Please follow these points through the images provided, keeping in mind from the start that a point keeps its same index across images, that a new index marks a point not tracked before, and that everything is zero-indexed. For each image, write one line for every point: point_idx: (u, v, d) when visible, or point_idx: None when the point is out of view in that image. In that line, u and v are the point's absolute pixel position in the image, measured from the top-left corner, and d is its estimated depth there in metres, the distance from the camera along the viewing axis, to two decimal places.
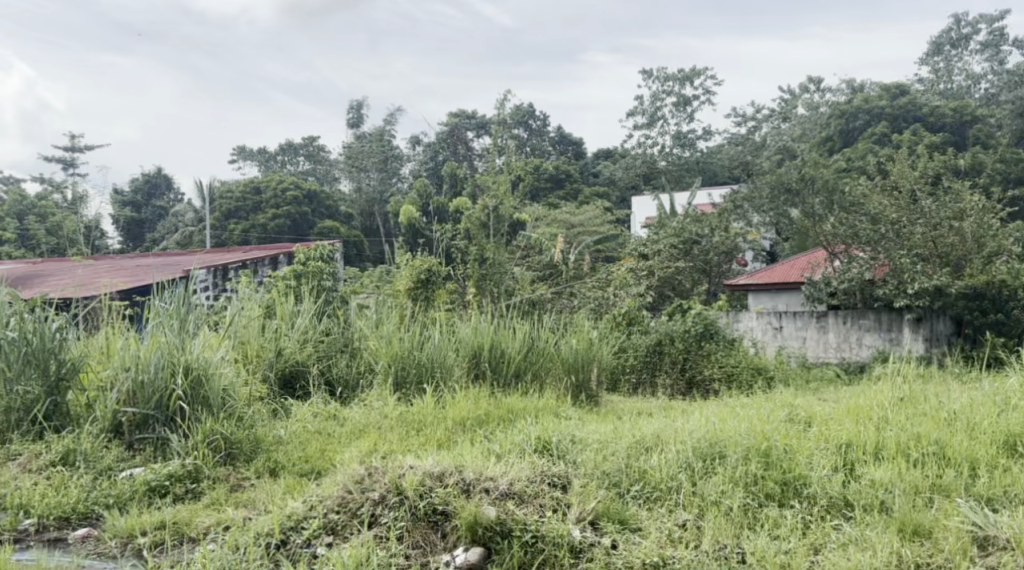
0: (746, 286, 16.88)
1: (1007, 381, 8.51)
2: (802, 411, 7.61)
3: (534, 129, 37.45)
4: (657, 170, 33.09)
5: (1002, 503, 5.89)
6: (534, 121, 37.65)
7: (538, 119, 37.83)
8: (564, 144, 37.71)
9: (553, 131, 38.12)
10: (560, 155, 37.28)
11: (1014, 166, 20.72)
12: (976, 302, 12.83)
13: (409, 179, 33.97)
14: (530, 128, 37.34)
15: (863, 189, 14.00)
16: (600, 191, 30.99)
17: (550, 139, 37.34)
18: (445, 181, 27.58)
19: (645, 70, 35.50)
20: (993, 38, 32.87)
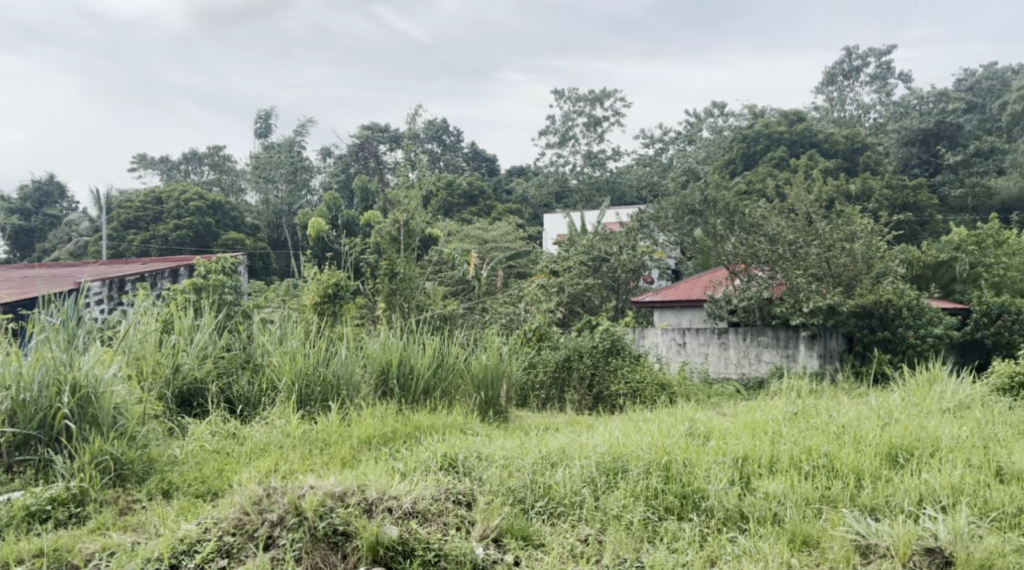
0: (652, 303, 17.11)
1: (892, 396, 8.90)
2: (702, 425, 7.82)
3: (447, 144, 37.51)
4: (569, 189, 33.67)
5: (884, 512, 6.15)
6: (448, 136, 37.77)
7: (452, 134, 37.96)
8: (478, 160, 37.85)
9: (466, 147, 38.19)
10: (472, 170, 37.40)
11: (900, 193, 21.72)
12: (865, 320, 13.34)
13: (318, 191, 33.70)
14: (444, 143, 37.46)
15: (762, 211, 14.38)
16: (512, 207, 31.17)
17: (463, 155, 37.44)
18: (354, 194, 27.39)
19: (556, 88, 35.92)
20: (881, 71, 34.32)
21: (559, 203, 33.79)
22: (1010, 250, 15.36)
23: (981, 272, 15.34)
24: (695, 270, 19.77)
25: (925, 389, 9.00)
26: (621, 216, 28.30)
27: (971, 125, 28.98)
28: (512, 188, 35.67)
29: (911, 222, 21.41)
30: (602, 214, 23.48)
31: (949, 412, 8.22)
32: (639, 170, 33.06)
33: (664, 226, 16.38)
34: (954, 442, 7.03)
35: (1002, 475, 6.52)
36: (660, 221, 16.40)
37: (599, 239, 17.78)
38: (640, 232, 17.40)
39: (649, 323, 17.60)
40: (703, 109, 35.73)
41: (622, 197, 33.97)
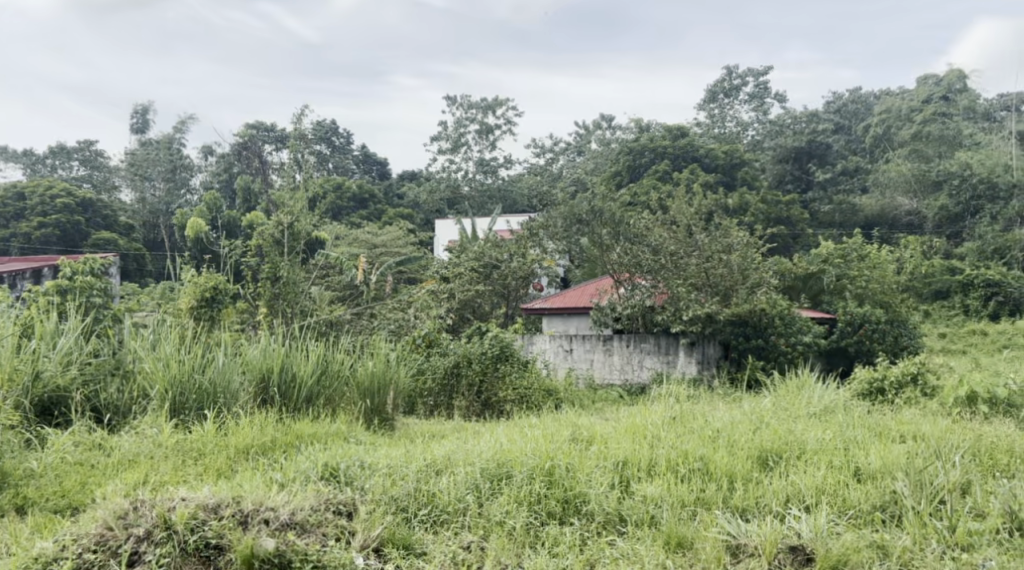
0: (540, 311, 17.19)
1: (765, 401, 9.24)
2: (585, 430, 7.93)
3: (336, 146, 36.99)
4: (461, 195, 33.56)
5: (754, 513, 6.36)
6: (337, 137, 37.26)
7: (341, 136, 37.46)
8: (369, 163, 37.58)
9: (356, 150, 37.77)
10: (363, 174, 37.10)
11: (775, 208, 22.60)
12: (740, 328, 13.84)
13: (199, 190, 32.80)
14: (333, 145, 36.93)
15: (645, 222, 14.70)
16: (404, 213, 30.95)
17: (353, 157, 37.03)
18: (237, 195, 26.73)
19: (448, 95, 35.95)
20: (758, 91, 35.60)
21: (449, 208, 33.74)
22: (873, 263, 16.14)
23: (846, 283, 16.10)
24: (582, 279, 19.95)
25: (795, 395, 9.37)
26: (511, 222, 28.43)
27: (840, 145, 30.43)
28: (402, 193, 35.45)
29: (785, 235, 22.31)
30: (494, 222, 23.24)
31: (816, 416, 8.59)
32: (530, 179, 33.35)
33: (555, 234, 16.88)
34: (819, 445, 7.33)
35: (860, 475, 6.82)
36: (551, 230, 16.86)
37: (489, 246, 17.43)
38: (529, 241, 17.65)
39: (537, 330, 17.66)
40: (592, 121, 36.34)
41: (512, 204, 34.17)
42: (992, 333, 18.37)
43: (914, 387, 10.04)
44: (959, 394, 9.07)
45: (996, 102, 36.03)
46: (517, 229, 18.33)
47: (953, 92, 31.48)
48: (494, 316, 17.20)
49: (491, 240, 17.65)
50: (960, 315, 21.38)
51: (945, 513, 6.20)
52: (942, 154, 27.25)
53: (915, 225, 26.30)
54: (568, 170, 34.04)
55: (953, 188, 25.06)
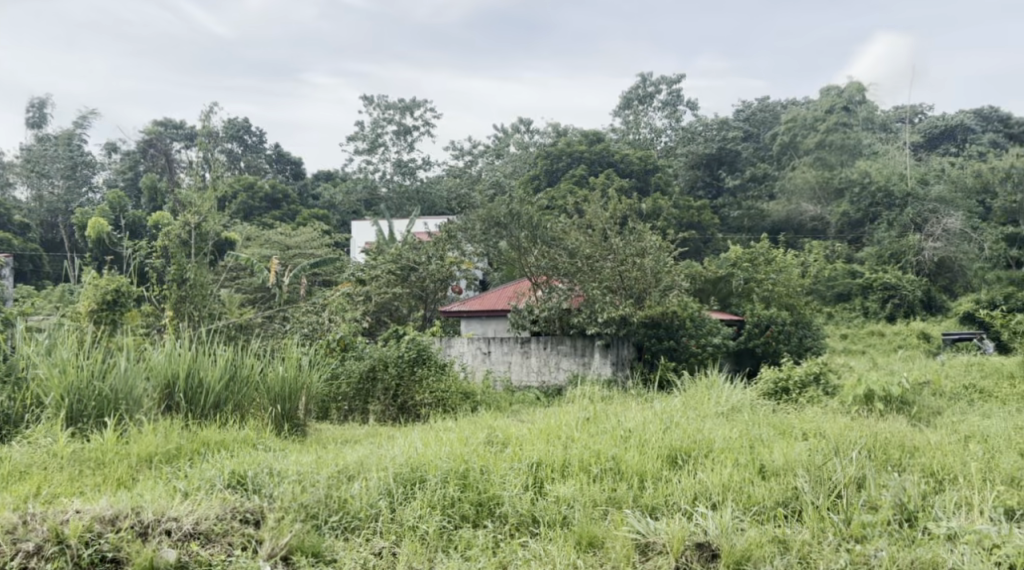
0: (458, 313, 17.03)
1: (675, 401, 9.40)
2: (500, 432, 7.94)
3: (248, 145, 36.18)
4: (379, 196, 33.60)
5: (662, 512, 6.48)
6: (249, 136, 36.30)
7: (254, 135, 36.50)
8: (281, 163, 36.79)
9: (269, 149, 37.01)
10: (276, 174, 36.52)
11: (686, 213, 23.07)
12: (653, 330, 13.99)
13: (101, 188, 32.09)
14: (245, 144, 36.08)
15: (562, 226, 14.77)
16: (318, 214, 30.56)
17: (266, 157, 36.38)
18: (142, 193, 25.99)
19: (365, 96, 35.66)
20: (672, 98, 36.21)
21: (365, 210, 33.46)
22: (779, 267, 16.57)
23: (753, 286, 16.51)
24: (500, 281, 19.85)
25: (703, 394, 9.55)
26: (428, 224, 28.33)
27: (748, 153, 31.20)
28: (318, 194, 35.04)
29: (696, 240, 22.93)
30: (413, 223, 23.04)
31: (723, 415, 8.79)
32: (448, 181, 33.28)
33: (472, 236, 16.13)
34: (725, 443, 7.50)
35: (765, 472, 6.99)
36: (468, 232, 16.14)
37: (406, 248, 17.25)
38: (447, 243, 17.04)
39: (454, 332, 17.57)
40: (510, 125, 36.45)
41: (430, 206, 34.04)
42: (889, 335, 19.05)
43: (816, 387, 10.38)
44: (857, 393, 9.39)
45: (893, 114, 37.52)
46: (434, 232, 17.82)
47: (854, 103, 32.65)
48: (412, 319, 17.18)
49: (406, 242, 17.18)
50: (860, 317, 22.08)
51: (842, 506, 6.40)
52: (843, 163, 28.81)
53: (819, 230, 27.07)
54: (485, 172, 34.08)
55: (854, 196, 26.24)
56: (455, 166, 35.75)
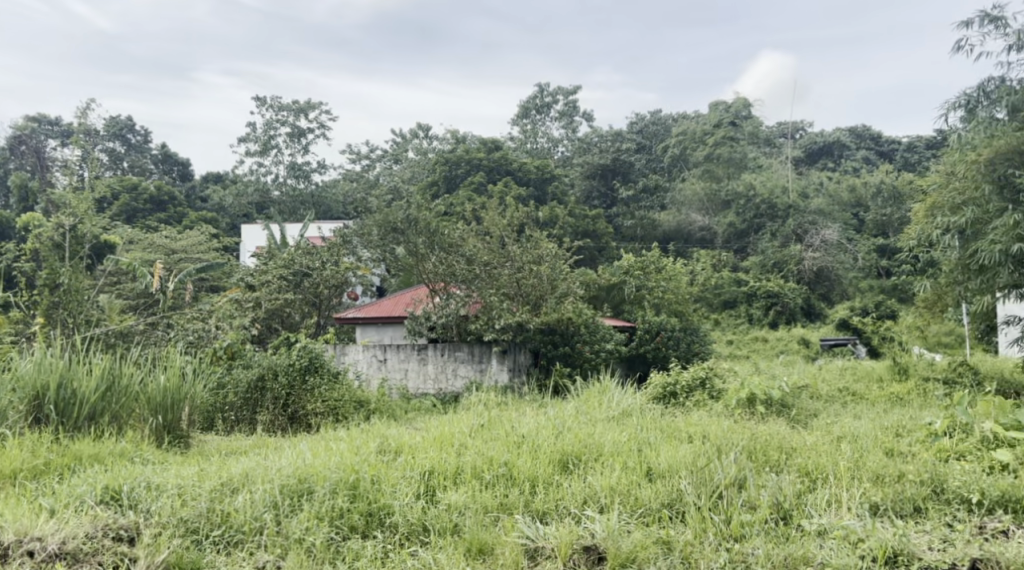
0: (354, 320, 16.85)
1: (566, 406, 9.55)
2: (392, 440, 7.92)
3: (132, 144, 35.29)
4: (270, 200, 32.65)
5: (553, 516, 6.61)
6: (134, 135, 35.45)
7: (139, 133, 35.64)
8: (169, 164, 35.81)
9: (155, 148, 36.03)
10: (162, 175, 35.50)
11: (580, 222, 23.45)
12: (549, 336, 14.07)
13: None
14: (128, 142, 35.14)
15: (460, 233, 14.65)
16: (207, 217, 29.79)
17: (151, 156, 35.39)
18: (14, 192, 24.79)
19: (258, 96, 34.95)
20: (568, 109, 36.73)
21: (257, 213, 32.69)
22: (667, 276, 17.30)
23: (644, 294, 16.96)
24: (395, 287, 19.63)
25: (595, 400, 9.72)
26: (322, 229, 27.94)
27: (641, 164, 31.82)
28: (207, 196, 34.15)
29: (591, 248, 23.34)
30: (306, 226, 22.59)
31: (612, 420, 8.99)
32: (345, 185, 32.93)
33: (368, 242, 15.53)
34: (615, 447, 7.67)
35: (652, 475, 7.19)
36: (364, 238, 15.50)
37: (299, 252, 16.56)
38: (343, 247, 16.51)
39: (348, 339, 17.26)
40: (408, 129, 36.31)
41: (325, 211, 33.65)
42: (771, 340, 19.76)
43: (702, 390, 10.74)
44: (740, 396, 9.74)
45: (775, 129, 39.09)
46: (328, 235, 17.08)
47: (740, 117, 33.76)
48: (304, 326, 16.67)
49: (297, 247, 16.63)
50: (745, 322, 22.76)
51: (723, 507, 6.62)
52: (730, 175, 29.78)
53: (707, 240, 27.74)
54: (383, 177, 33.86)
55: (740, 207, 27.35)
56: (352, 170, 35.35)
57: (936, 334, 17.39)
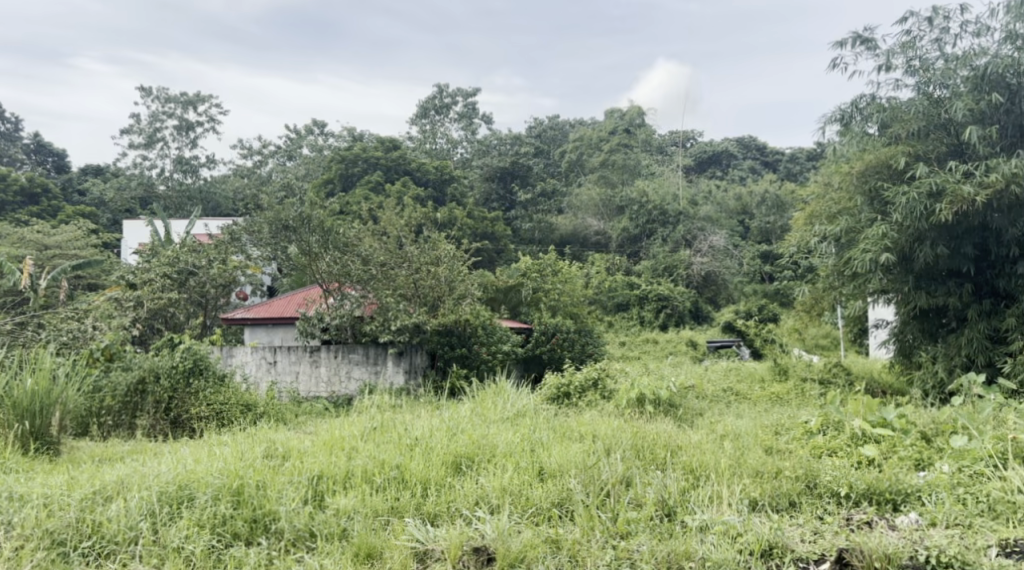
0: (242, 320, 16.26)
1: (461, 407, 9.59)
2: (280, 445, 7.80)
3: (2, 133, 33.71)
4: (154, 194, 31.61)
5: (443, 519, 6.65)
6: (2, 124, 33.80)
7: (8, 121, 34.03)
8: (42, 153, 34.24)
9: (28, 136, 34.39)
10: (34, 165, 33.81)
11: (477, 224, 23.51)
12: (446, 338, 14.07)
13: None
14: None
15: (355, 231, 14.07)
16: (86, 210, 28.58)
17: (23, 146, 33.78)
18: None
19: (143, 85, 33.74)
20: (467, 111, 36.82)
21: (140, 208, 31.57)
22: (564, 278, 17.59)
23: (541, 295, 17.16)
24: (287, 287, 19.28)
25: (490, 402, 9.74)
26: (210, 226, 27.21)
27: (539, 168, 32.05)
28: (84, 188, 32.60)
29: (489, 250, 23.46)
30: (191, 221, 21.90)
31: (507, 421, 9.05)
32: (234, 181, 32.32)
33: (256, 240, 14.45)
34: (507, 448, 7.72)
35: (543, 474, 7.27)
36: (252, 235, 14.51)
37: (184, 249, 15.84)
38: (230, 245, 15.56)
39: (235, 341, 16.78)
40: (302, 126, 35.72)
41: (214, 208, 32.88)
42: (661, 341, 20.30)
43: (594, 391, 10.96)
44: (630, 396, 9.98)
45: (667, 137, 40.03)
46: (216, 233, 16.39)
47: (634, 125, 34.36)
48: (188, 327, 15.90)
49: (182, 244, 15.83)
50: (637, 324, 23.20)
51: (610, 505, 6.76)
52: (624, 181, 30.33)
53: (601, 244, 28.02)
54: (275, 174, 33.33)
55: (633, 213, 27.81)
56: (242, 166, 34.57)
57: (812, 336, 18.16)
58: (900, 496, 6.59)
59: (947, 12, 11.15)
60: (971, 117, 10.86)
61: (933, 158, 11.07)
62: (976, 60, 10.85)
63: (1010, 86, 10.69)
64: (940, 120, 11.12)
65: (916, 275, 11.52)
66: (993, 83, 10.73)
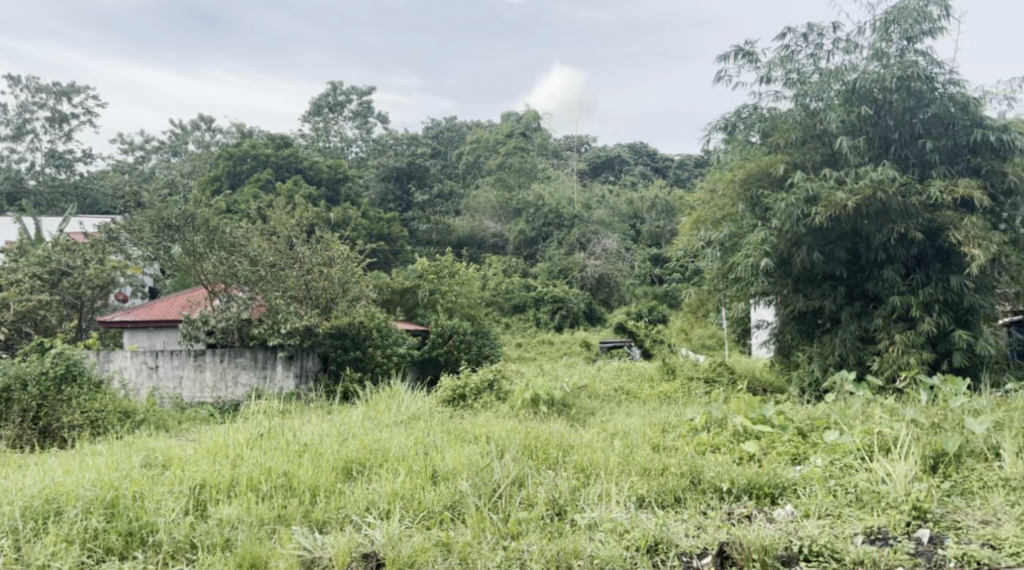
0: (121, 324, 15.56)
1: (352, 412, 9.46)
2: (160, 453, 7.55)
3: None
4: (25, 189, 30.01)
5: (332, 525, 6.53)
6: None
7: None
8: None
9: None
10: None
11: (371, 225, 23.23)
12: (339, 340, 13.66)
13: None
14: None
15: (243, 230, 13.65)
16: None
17: None
18: None
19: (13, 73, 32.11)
20: (362, 109, 36.50)
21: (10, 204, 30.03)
22: (461, 280, 17.45)
23: (437, 298, 17.11)
24: (170, 288, 18.65)
25: (381, 406, 9.62)
26: (88, 224, 26.09)
27: (436, 169, 31.93)
28: None
29: (384, 251, 23.26)
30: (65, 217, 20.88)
31: (401, 424, 8.96)
32: (114, 178, 31.09)
33: (136, 239, 13.71)
34: (401, 451, 7.62)
35: (436, 477, 7.20)
36: (132, 233, 13.62)
37: (56, 248, 14.89)
38: (108, 244, 14.70)
39: (114, 345, 16.09)
40: (188, 122, 34.66)
41: (91, 204, 31.55)
42: (556, 343, 20.51)
43: (490, 392, 10.96)
44: (525, 396, 10.01)
45: (562, 141, 40.45)
46: (94, 232, 15.68)
47: (530, 129, 34.59)
48: (61, 330, 15.28)
49: (55, 243, 14.86)
50: (533, 326, 23.36)
51: (502, 506, 6.75)
52: (520, 185, 30.50)
53: (498, 246, 28.14)
54: (159, 171, 32.32)
55: (530, 215, 28.11)
56: (123, 162, 33.38)
57: (699, 337, 18.64)
58: (778, 490, 6.81)
59: (821, 28, 11.64)
60: (843, 128, 11.21)
61: (809, 166, 11.40)
62: (846, 74, 11.33)
63: (875, 100, 11.24)
64: (815, 131, 11.48)
65: (795, 278, 11.97)
66: (862, 97, 11.27)
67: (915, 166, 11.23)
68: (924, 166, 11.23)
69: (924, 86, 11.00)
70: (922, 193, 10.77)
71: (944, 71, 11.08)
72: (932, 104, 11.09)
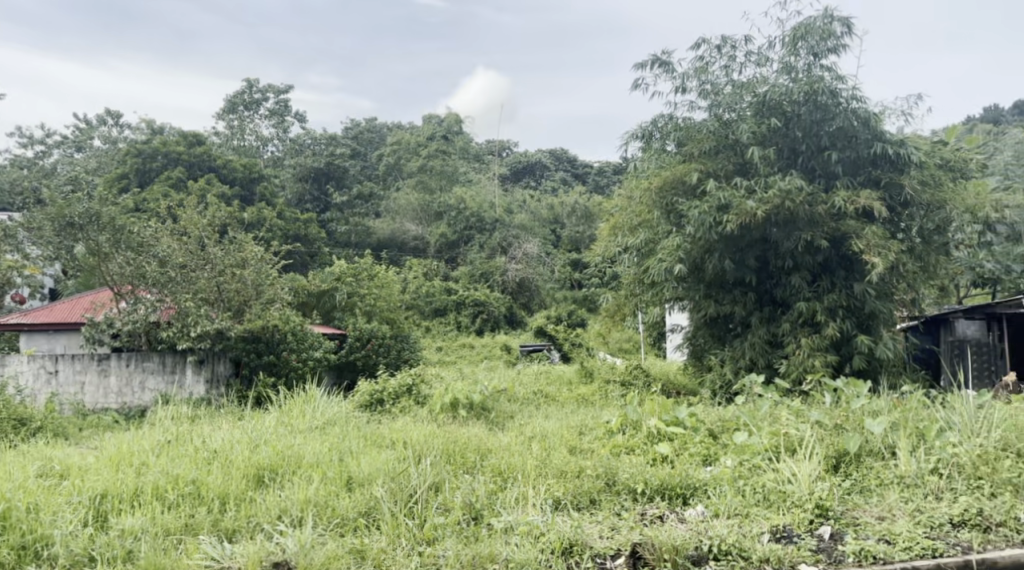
0: (18, 326, 14.99)
1: (265, 417, 9.24)
2: (59, 463, 7.26)
3: None
4: None
5: (242, 533, 6.35)
6: None
7: None
8: None
9: None
10: None
11: (287, 226, 22.77)
12: (252, 344, 13.25)
13: None
14: None
15: (151, 229, 13.14)
16: None
17: None
18: None
19: None
20: (279, 107, 35.75)
21: None
22: (380, 283, 17.23)
23: (356, 301, 16.88)
24: (73, 289, 17.98)
25: (296, 412, 9.39)
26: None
27: (354, 171, 31.55)
28: None
29: (299, 252, 22.91)
30: None
31: (316, 430, 8.77)
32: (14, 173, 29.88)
33: (37, 237, 13.19)
34: (315, 458, 7.43)
35: (351, 484, 7.05)
36: (33, 231, 13.08)
37: None
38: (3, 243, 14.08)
39: (11, 348, 15.39)
40: (94, 117, 33.62)
41: None
42: (477, 346, 20.42)
43: (409, 397, 10.83)
44: (444, 401, 9.92)
45: (484, 146, 40.44)
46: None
47: (452, 132, 34.48)
48: None
49: None
50: (453, 329, 23.25)
51: (418, 511, 6.64)
52: (441, 187, 30.32)
53: (420, 249, 28.08)
54: (61, 166, 31.22)
55: (451, 219, 27.95)
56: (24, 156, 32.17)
57: (616, 341, 18.78)
58: (689, 490, 6.85)
59: (734, 41, 11.84)
60: (754, 138, 11.43)
61: (722, 175, 11.56)
62: (758, 87, 11.58)
63: (785, 112, 11.49)
64: (728, 141, 11.72)
65: (707, 284, 12.13)
66: (772, 109, 11.53)
67: (821, 177, 11.51)
68: (829, 177, 11.51)
69: (829, 101, 11.16)
70: (827, 202, 10.98)
71: (848, 87, 11.27)
72: (837, 118, 11.21)
